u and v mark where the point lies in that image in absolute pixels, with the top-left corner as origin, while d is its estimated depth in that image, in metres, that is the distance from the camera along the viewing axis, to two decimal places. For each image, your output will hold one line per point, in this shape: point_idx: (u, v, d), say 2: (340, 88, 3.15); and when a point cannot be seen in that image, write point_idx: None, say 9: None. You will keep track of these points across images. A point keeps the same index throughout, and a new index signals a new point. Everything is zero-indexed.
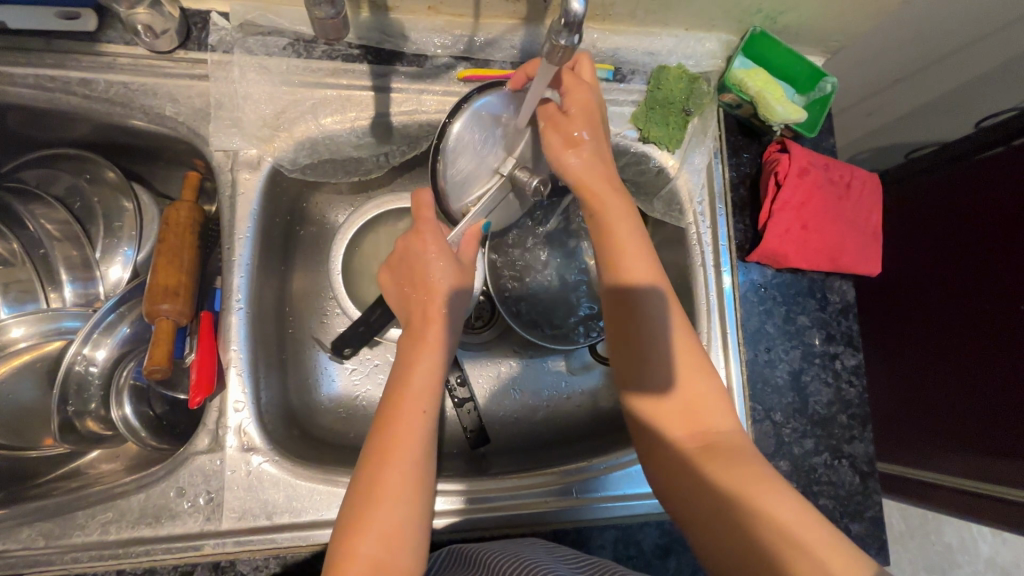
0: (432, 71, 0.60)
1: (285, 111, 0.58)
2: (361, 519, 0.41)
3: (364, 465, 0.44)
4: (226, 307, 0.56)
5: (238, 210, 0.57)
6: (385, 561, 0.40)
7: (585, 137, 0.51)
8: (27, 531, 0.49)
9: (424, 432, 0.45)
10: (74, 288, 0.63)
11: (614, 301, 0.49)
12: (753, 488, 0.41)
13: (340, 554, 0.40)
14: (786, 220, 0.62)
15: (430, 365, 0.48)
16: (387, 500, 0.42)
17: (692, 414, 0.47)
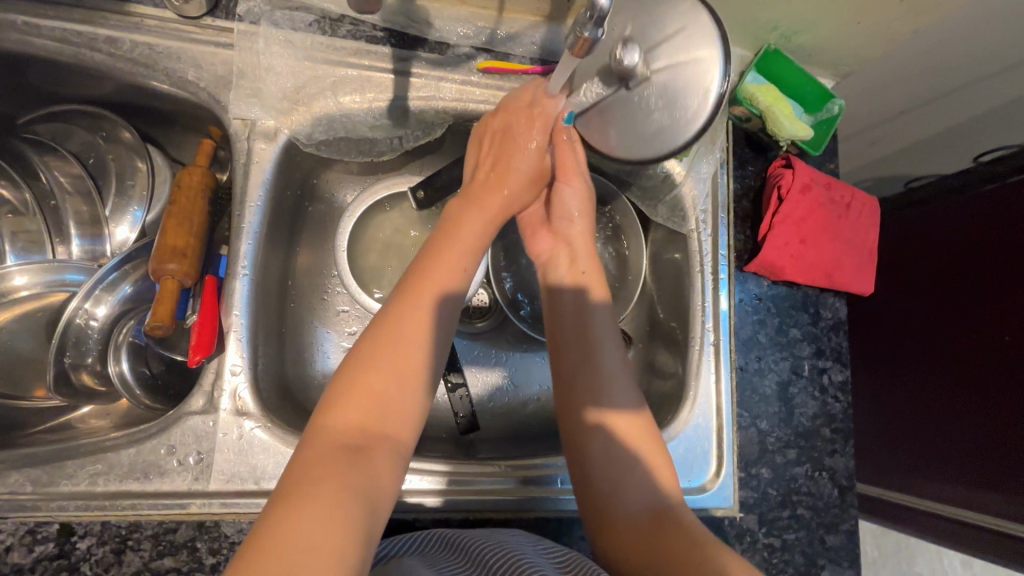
0: (452, 59, 0.62)
1: (305, 86, 0.59)
2: (370, 357, 0.43)
3: (369, 332, 0.45)
4: (230, 272, 0.56)
5: (251, 179, 0.58)
6: (386, 398, 0.42)
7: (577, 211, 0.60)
8: (14, 477, 0.48)
9: (441, 322, 0.47)
10: (82, 244, 0.63)
11: (569, 339, 0.55)
12: (698, 539, 0.44)
13: (341, 388, 0.42)
14: (786, 233, 0.63)
15: (473, 230, 0.53)
16: (400, 355, 0.43)
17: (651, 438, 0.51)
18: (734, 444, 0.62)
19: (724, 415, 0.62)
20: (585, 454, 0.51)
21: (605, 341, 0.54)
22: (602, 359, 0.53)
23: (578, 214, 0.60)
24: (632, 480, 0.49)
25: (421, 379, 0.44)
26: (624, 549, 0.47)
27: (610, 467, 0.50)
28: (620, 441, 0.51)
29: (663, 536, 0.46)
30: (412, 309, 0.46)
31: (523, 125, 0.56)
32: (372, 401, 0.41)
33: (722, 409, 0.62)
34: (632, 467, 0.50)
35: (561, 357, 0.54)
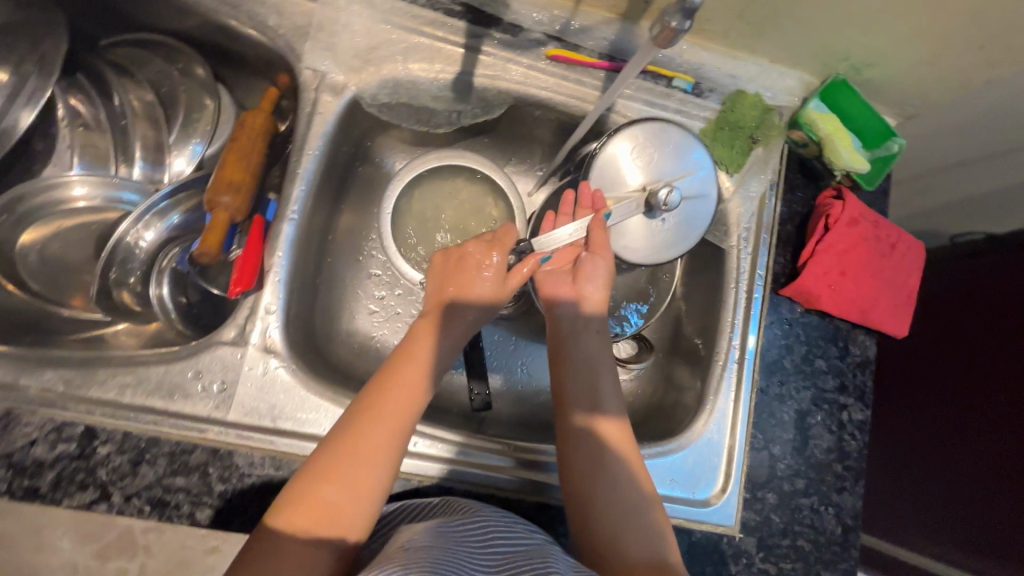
0: (523, 43, 0.63)
1: (378, 48, 0.61)
2: (325, 473, 0.44)
3: (335, 433, 0.47)
4: (279, 215, 0.57)
5: (313, 128, 0.59)
6: (340, 507, 0.44)
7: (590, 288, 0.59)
8: (48, 375, 0.50)
9: (402, 434, 0.48)
10: (144, 168, 0.64)
11: (576, 376, 0.57)
12: None
13: (301, 492, 0.44)
14: (826, 263, 0.63)
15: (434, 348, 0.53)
16: (354, 472, 0.45)
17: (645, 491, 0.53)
18: (743, 464, 0.61)
19: (736, 433, 0.62)
20: (577, 486, 0.53)
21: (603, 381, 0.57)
22: (600, 399, 0.56)
23: (597, 294, 0.59)
24: (631, 533, 0.51)
25: (374, 492, 0.45)
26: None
27: (605, 500, 0.52)
28: (621, 482, 0.53)
29: None
30: (367, 426, 0.47)
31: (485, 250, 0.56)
32: (326, 511, 0.43)
33: (735, 427, 0.62)
34: (626, 504, 0.52)
35: (570, 399, 0.56)
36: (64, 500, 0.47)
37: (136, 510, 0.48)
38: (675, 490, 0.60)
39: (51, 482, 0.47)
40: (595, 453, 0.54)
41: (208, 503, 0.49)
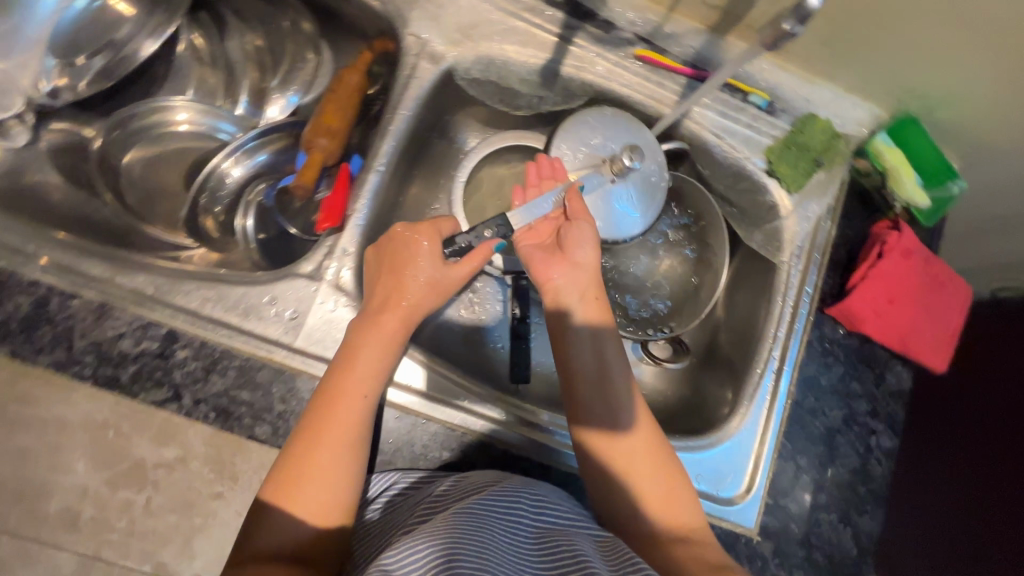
0: (614, 40, 0.66)
1: (479, 25, 0.64)
2: (285, 493, 0.47)
3: (286, 455, 0.49)
4: (367, 165, 0.61)
5: (410, 90, 0.63)
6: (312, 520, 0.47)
7: (579, 257, 0.60)
8: (141, 278, 0.53)
9: (351, 437, 0.49)
10: (246, 108, 0.69)
11: (584, 354, 0.59)
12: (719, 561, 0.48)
13: (269, 515, 0.46)
14: (875, 289, 0.65)
15: (372, 347, 0.52)
16: (313, 490, 0.47)
17: (661, 470, 0.54)
18: (769, 468, 0.63)
19: (766, 438, 0.64)
20: (600, 473, 0.55)
21: (608, 357, 0.58)
22: (610, 380, 0.57)
23: (590, 258, 0.60)
24: (657, 508, 0.53)
25: (338, 500, 0.48)
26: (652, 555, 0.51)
27: (625, 481, 0.54)
28: (639, 460, 0.55)
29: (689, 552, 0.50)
30: (311, 443, 0.48)
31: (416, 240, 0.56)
32: (298, 527, 0.46)
33: (766, 432, 0.64)
34: (647, 483, 0.54)
35: (578, 377, 0.58)
36: (142, 393, 0.51)
37: (202, 415, 0.51)
38: (701, 484, 0.62)
39: (132, 374, 0.51)
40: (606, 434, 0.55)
41: (265, 421, 0.52)
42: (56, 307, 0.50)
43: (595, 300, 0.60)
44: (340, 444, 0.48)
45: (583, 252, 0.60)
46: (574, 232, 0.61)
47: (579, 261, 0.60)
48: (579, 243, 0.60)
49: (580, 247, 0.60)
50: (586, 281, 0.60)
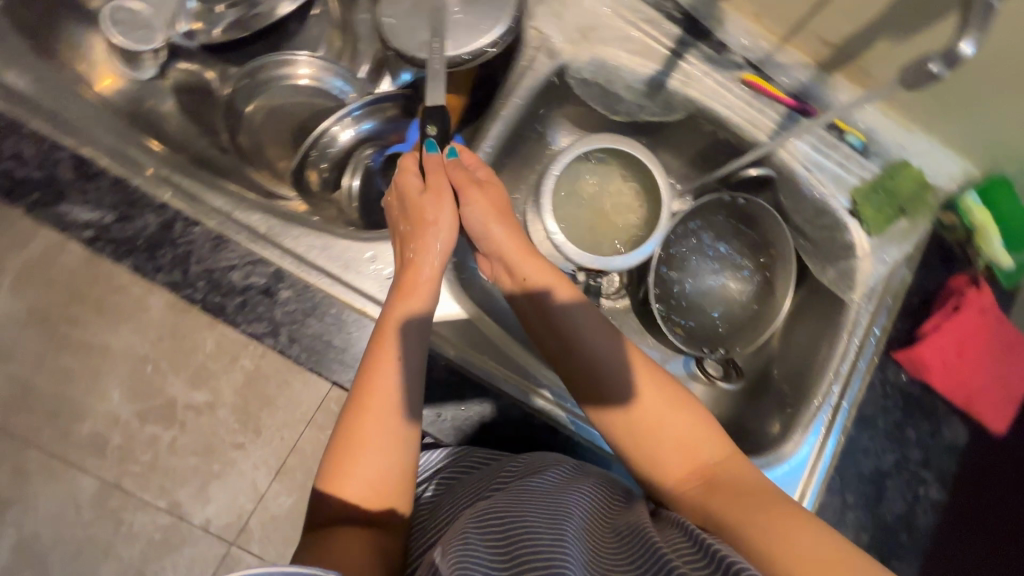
0: (724, 62, 0.69)
1: (598, 29, 0.67)
2: (346, 469, 0.47)
3: (339, 433, 0.49)
4: (475, 146, 0.67)
5: (524, 79, 0.67)
6: (377, 496, 0.48)
7: (498, 227, 0.59)
8: (256, 217, 0.56)
9: (399, 413, 0.49)
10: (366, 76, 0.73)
11: (547, 329, 0.57)
12: (759, 504, 0.46)
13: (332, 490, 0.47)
14: (946, 341, 0.66)
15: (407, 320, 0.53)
16: (371, 466, 0.48)
17: (676, 424, 0.52)
18: (812, 497, 0.65)
19: (814, 469, 0.66)
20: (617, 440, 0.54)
21: (583, 326, 0.56)
22: (588, 348, 0.55)
23: (505, 223, 0.59)
24: (682, 454, 0.51)
25: (399, 481, 0.49)
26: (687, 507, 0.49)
27: (640, 442, 0.52)
28: (649, 414, 0.52)
29: (722, 491, 0.48)
30: (365, 421, 0.48)
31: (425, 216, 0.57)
32: (363, 503, 0.47)
33: (815, 464, 0.66)
34: (666, 439, 0.52)
35: (556, 352, 0.56)
36: (243, 323, 0.53)
37: (294, 354, 0.53)
38: None
39: (236, 305, 0.53)
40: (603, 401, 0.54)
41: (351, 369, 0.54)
42: (179, 231, 0.53)
43: (545, 275, 0.58)
44: (389, 421, 0.49)
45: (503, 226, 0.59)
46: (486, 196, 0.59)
47: (487, 238, 0.59)
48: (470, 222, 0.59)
49: (498, 214, 0.59)
50: (521, 251, 0.59)
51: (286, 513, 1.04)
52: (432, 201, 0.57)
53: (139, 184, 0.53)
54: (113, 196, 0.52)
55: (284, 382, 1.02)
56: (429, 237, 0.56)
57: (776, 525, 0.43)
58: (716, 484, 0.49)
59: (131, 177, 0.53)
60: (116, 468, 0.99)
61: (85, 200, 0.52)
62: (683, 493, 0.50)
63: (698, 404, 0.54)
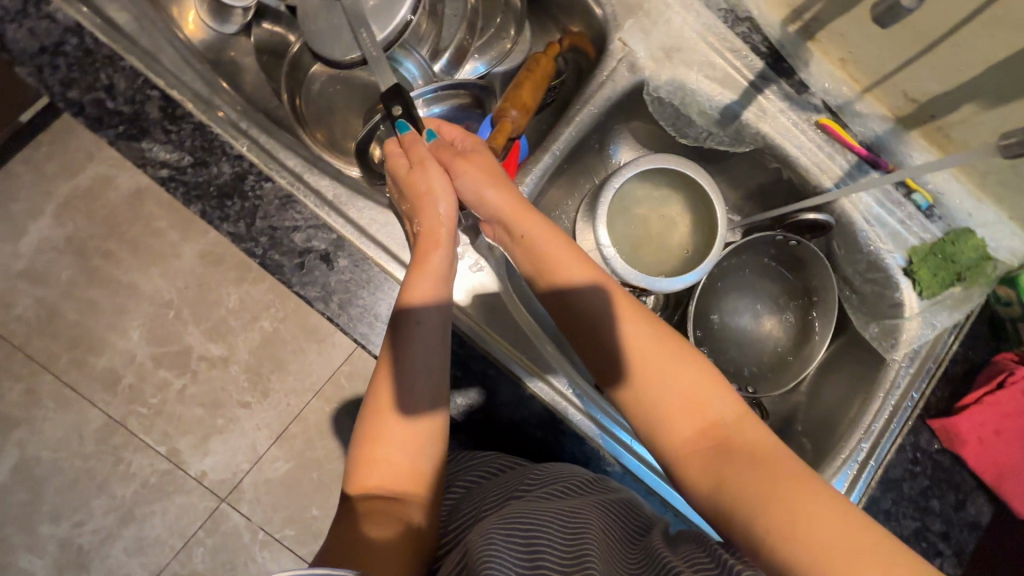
0: (803, 102, 0.68)
1: (683, 50, 0.67)
2: (373, 439, 0.49)
3: (368, 408, 0.51)
4: (545, 146, 0.67)
5: (603, 89, 0.67)
6: (403, 470, 0.48)
7: (490, 190, 0.56)
8: (326, 183, 0.57)
9: (425, 388, 0.50)
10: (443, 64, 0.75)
11: (551, 292, 0.55)
12: (775, 475, 0.43)
13: (361, 462, 0.48)
14: (985, 416, 0.65)
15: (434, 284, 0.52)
16: (395, 439, 0.49)
17: (685, 393, 0.49)
18: None
19: None
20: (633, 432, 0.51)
21: (579, 286, 0.54)
22: (588, 313, 0.53)
23: (502, 179, 0.57)
24: (694, 425, 0.47)
25: (428, 459, 0.49)
26: (688, 463, 0.47)
27: (648, 420, 0.49)
28: (653, 386, 0.49)
29: (738, 460, 0.45)
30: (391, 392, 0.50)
31: (427, 188, 0.55)
32: (388, 473, 0.48)
33: None
34: (677, 417, 0.48)
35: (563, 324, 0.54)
36: (298, 285, 0.53)
37: (342, 322, 0.54)
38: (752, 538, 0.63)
39: (294, 266, 0.54)
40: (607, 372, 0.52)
41: None
42: (251, 185, 0.54)
43: (543, 234, 0.55)
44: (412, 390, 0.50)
45: (496, 186, 0.56)
46: (474, 161, 0.57)
47: (482, 206, 0.56)
48: (462, 191, 0.56)
49: (488, 174, 0.56)
50: (517, 211, 0.55)
51: (280, 479, 1.01)
52: (423, 172, 0.55)
53: (219, 132, 0.54)
54: (194, 141, 0.53)
55: (299, 349, 1.02)
56: (430, 204, 0.54)
57: (794, 504, 0.41)
58: (728, 452, 0.45)
59: (212, 125, 0.54)
60: (124, 406, 1.00)
61: (167, 140, 0.53)
62: (687, 452, 0.47)
63: (704, 362, 0.51)
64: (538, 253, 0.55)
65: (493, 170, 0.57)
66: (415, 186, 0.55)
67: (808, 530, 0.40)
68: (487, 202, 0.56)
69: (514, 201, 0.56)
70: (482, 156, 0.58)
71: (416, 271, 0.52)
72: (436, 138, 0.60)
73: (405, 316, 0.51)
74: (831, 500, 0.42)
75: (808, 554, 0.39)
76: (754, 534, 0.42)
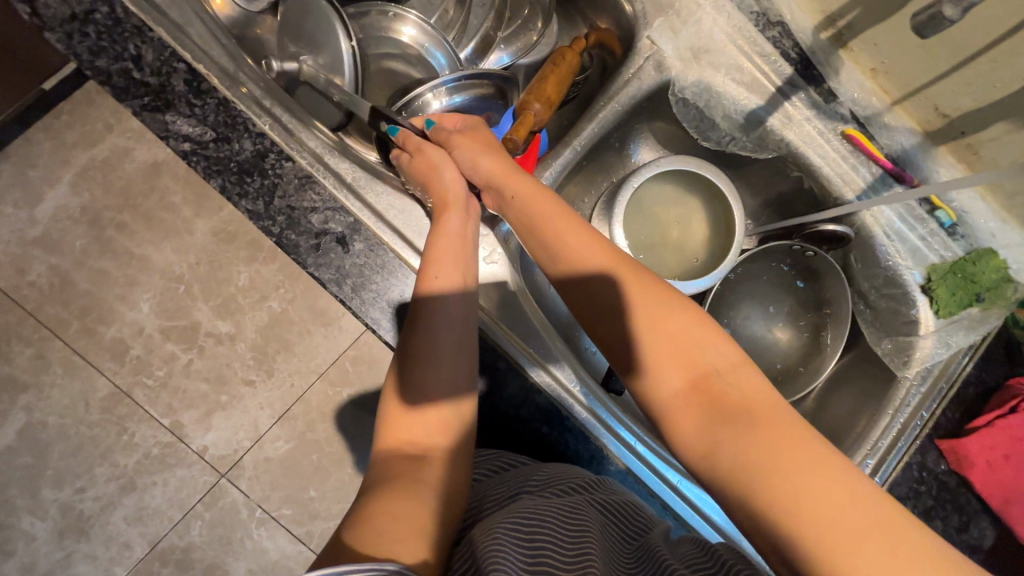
0: (830, 112, 0.67)
1: (711, 52, 0.67)
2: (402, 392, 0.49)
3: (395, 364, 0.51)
4: (566, 141, 0.67)
5: (628, 87, 0.67)
6: (431, 427, 0.48)
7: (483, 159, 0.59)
8: (345, 166, 0.57)
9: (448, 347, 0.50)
10: (468, 53, 0.76)
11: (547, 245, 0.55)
12: (771, 434, 0.41)
13: (391, 417, 0.49)
14: (995, 439, 0.64)
15: (449, 254, 0.53)
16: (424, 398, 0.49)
17: (679, 343, 0.48)
18: None
19: None
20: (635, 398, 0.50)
21: (572, 244, 0.54)
22: (583, 269, 0.53)
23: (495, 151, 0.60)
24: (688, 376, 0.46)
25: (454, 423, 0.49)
26: (679, 422, 0.46)
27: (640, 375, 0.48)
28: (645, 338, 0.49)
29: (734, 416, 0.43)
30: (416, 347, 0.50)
31: (431, 162, 0.58)
32: (414, 428, 0.48)
33: None
34: (672, 372, 0.47)
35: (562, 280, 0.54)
36: (313, 266, 0.53)
37: (354, 306, 0.54)
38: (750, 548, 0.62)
39: (309, 246, 0.53)
40: (604, 325, 0.51)
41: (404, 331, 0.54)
42: (272, 163, 0.54)
43: (538, 198, 0.56)
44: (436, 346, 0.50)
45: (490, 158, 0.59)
46: (470, 138, 0.60)
47: (477, 173, 0.59)
48: (459, 161, 0.60)
49: (482, 148, 0.60)
50: (512, 178, 0.57)
51: (280, 458, 1.02)
52: (425, 150, 0.59)
53: (243, 110, 0.54)
54: (218, 116, 0.54)
55: (306, 331, 1.02)
56: (436, 176, 0.58)
57: (787, 461, 0.40)
58: (723, 409, 0.44)
59: (237, 102, 0.54)
60: (131, 377, 1.01)
61: (191, 114, 0.53)
62: (682, 410, 0.46)
63: (700, 315, 0.50)
64: (535, 213, 0.55)
65: (487, 144, 0.60)
66: (420, 162, 0.59)
67: (805, 488, 0.38)
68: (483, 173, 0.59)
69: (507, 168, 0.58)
70: (478, 134, 0.61)
71: (432, 235, 0.54)
72: (434, 126, 0.63)
73: (426, 305, 0.51)
74: (823, 458, 0.40)
75: (801, 511, 0.37)
76: (752, 496, 0.40)
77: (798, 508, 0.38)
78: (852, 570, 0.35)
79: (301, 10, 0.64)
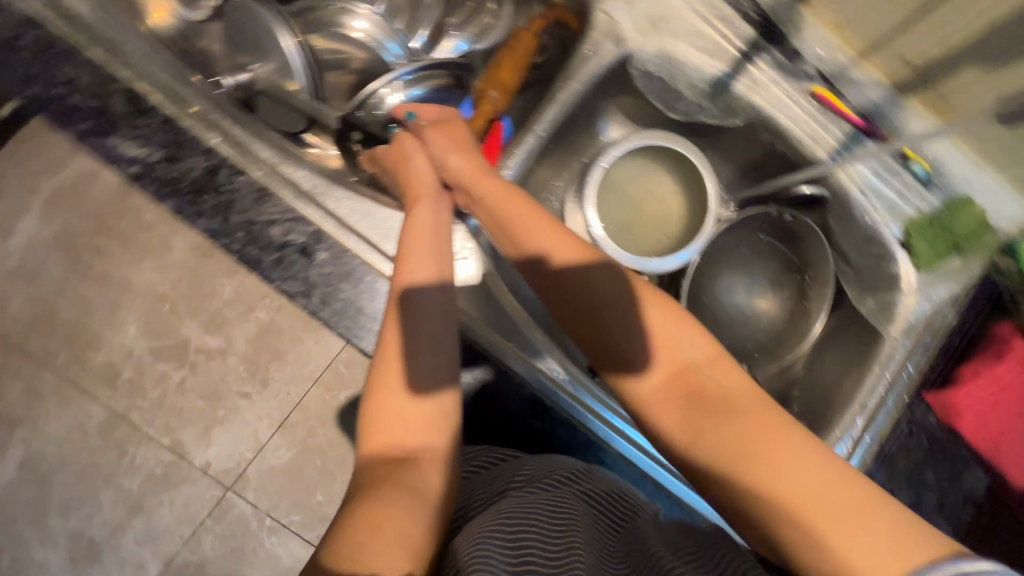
0: (796, 71, 0.66)
1: (669, 21, 0.65)
2: (384, 393, 0.47)
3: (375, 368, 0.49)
4: (528, 127, 0.65)
5: (587, 65, 0.65)
6: (417, 428, 0.46)
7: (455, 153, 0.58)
8: (302, 173, 0.54)
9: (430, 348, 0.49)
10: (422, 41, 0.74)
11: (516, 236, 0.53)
12: (751, 422, 0.41)
13: (374, 418, 0.46)
14: (978, 387, 0.66)
15: (422, 253, 0.52)
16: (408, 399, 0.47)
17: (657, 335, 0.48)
18: None
19: None
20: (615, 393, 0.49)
21: (541, 237, 0.52)
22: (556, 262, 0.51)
23: (469, 145, 0.59)
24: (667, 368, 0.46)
25: (442, 422, 0.47)
26: (660, 413, 0.45)
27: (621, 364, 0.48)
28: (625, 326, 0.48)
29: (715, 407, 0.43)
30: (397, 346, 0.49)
31: (404, 156, 0.58)
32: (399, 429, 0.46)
33: None
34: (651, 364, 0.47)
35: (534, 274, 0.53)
36: (278, 280, 0.53)
37: (324, 317, 0.54)
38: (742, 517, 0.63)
39: (273, 260, 0.53)
40: (582, 315, 0.50)
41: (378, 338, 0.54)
42: (224, 178, 0.52)
43: (508, 192, 0.55)
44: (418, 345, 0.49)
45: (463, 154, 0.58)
46: (443, 132, 0.60)
47: (445, 169, 0.58)
48: (428, 156, 0.59)
49: (455, 144, 0.59)
50: (483, 175, 0.56)
51: (283, 467, 1.02)
52: (398, 143, 0.59)
53: (187, 125, 0.52)
54: (164, 135, 0.52)
55: (294, 339, 1.02)
56: (409, 169, 0.58)
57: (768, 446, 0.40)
58: (704, 401, 0.44)
59: (180, 116, 0.52)
60: (124, 401, 1.00)
61: (138, 135, 0.52)
62: (663, 401, 0.45)
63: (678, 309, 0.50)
64: (505, 209, 0.54)
65: (460, 139, 0.59)
66: (393, 156, 0.59)
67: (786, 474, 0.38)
68: (453, 167, 0.58)
69: (478, 165, 0.57)
70: (453, 129, 0.60)
71: (405, 230, 0.54)
72: (415, 116, 0.61)
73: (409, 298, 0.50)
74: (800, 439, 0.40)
75: (782, 494, 0.38)
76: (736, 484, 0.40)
77: (779, 497, 0.38)
78: (835, 549, 0.35)
79: (247, 16, 0.63)
